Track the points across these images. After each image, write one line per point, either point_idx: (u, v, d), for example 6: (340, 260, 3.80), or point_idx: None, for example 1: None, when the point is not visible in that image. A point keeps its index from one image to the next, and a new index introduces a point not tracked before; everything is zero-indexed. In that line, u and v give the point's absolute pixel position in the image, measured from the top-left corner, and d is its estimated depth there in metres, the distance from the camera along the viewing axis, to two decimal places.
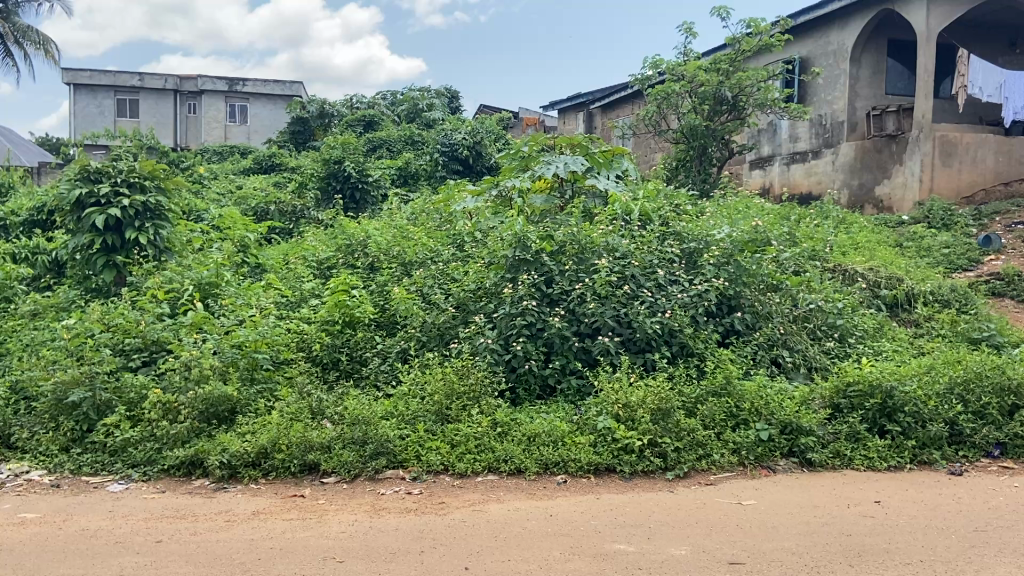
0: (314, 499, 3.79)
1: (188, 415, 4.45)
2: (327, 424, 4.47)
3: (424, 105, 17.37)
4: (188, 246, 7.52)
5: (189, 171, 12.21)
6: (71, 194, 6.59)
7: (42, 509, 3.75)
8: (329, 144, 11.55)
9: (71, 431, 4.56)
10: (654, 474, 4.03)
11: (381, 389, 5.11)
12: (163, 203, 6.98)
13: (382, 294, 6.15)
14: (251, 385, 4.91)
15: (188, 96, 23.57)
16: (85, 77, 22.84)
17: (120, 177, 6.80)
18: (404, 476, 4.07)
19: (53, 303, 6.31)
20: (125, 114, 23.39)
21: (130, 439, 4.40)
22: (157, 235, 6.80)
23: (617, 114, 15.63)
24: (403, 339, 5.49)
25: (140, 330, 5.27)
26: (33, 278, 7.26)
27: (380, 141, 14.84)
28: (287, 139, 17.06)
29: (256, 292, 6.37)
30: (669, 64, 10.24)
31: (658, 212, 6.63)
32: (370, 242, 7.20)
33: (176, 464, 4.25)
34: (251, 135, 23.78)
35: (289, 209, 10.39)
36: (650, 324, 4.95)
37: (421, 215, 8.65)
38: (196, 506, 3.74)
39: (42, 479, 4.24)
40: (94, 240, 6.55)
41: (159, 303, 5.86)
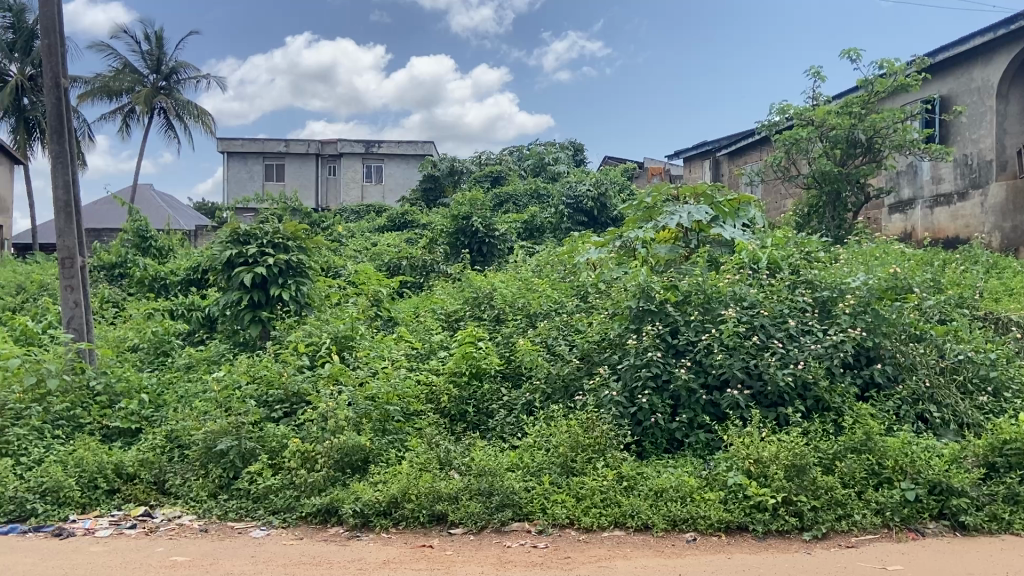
0: (442, 550, 3.85)
1: (324, 464, 4.67)
2: (454, 475, 4.56)
3: (549, 159, 17.71)
4: (326, 301, 7.96)
5: (328, 230, 12.95)
6: (223, 254, 7.21)
7: (191, 552, 4.02)
8: (458, 199, 11.91)
9: (219, 478, 4.87)
10: (790, 534, 3.83)
11: (507, 441, 5.15)
12: (304, 261, 7.47)
13: (507, 346, 6.24)
14: (383, 435, 5.10)
15: (329, 159, 25.16)
16: (237, 146, 24.75)
17: (266, 238, 7.37)
18: (531, 530, 4.07)
19: (205, 357, 6.88)
20: (272, 177, 25.15)
21: (272, 486, 4.65)
22: (299, 291, 7.26)
23: (745, 160, 15.34)
24: (529, 391, 5.55)
25: (283, 381, 5.63)
26: (188, 334, 7.87)
27: (506, 196, 15.22)
28: (419, 197, 17.82)
29: (388, 345, 6.64)
30: (795, 110, 10.03)
31: (787, 260, 6.42)
32: (496, 295, 7.35)
33: (313, 512, 4.44)
34: (385, 194, 25.02)
35: (419, 263, 10.75)
36: (782, 376, 4.75)
37: (546, 266, 8.73)
38: (330, 554, 3.88)
39: (192, 524, 4.53)
40: (243, 297, 7.05)
41: (300, 355, 6.21)
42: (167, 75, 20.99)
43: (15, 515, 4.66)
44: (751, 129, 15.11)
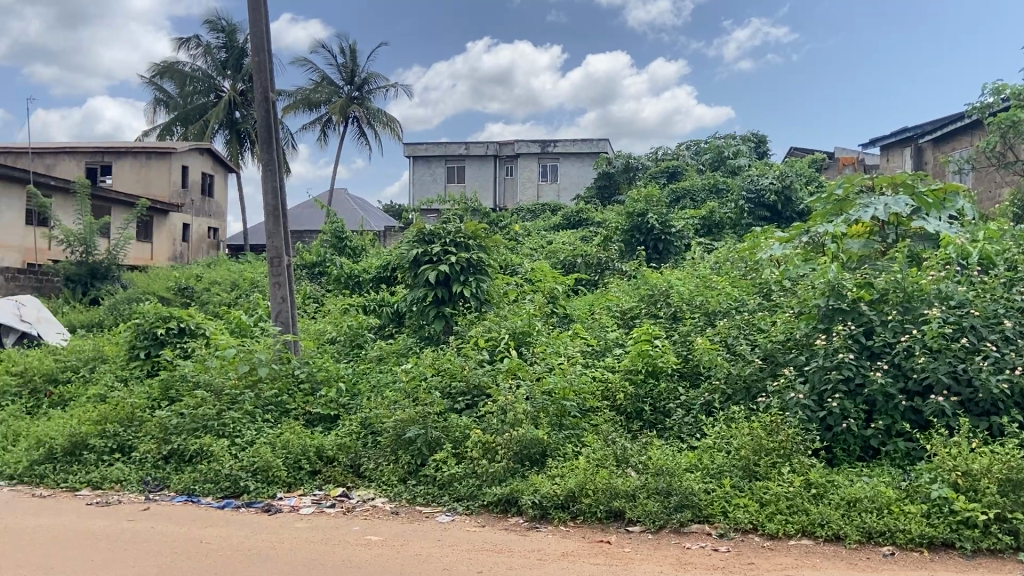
0: (621, 547, 3.86)
1: (504, 455, 4.84)
2: (632, 472, 4.55)
3: (730, 153, 17.13)
4: (505, 298, 8.17)
5: (506, 229, 13.30)
6: (410, 254, 7.66)
7: (383, 532, 4.32)
8: (634, 196, 11.83)
9: (408, 464, 5.18)
10: (1004, 554, 3.48)
11: (686, 442, 5.06)
12: (483, 259, 7.74)
13: (685, 344, 6.13)
14: (560, 430, 5.19)
15: (506, 160, 25.85)
16: (421, 150, 26.08)
17: (449, 238, 7.73)
18: (711, 532, 3.97)
19: (394, 350, 7.39)
20: (454, 179, 26.17)
21: (455, 475, 4.89)
22: (478, 288, 7.53)
23: (951, 147, 14.04)
24: (708, 391, 5.42)
25: (465, 374, 5.92)
26: (378, 328, 8.40)
27: (684, 191, 14.93)
28: (594, 195, 17.86)
29: (564, 342, 6.72)
30: (1013, 89, 9.06)
31: (1003, 255, 5.82)
32: (673, 293, 7.22)
33: (494, 501, 4.60)
34: (560, 192, 25.22)
35: (595, 261, 10.77)
36: (995, 384, 4.31)
37: (727, 264, 8.47)
38: (510, 542, 4.01)
39: (384, 506, 4.85)
40: (427, 294, 7.43)
41: (480, 351, 6.46)
42: (359, 85, 22.47)
43: (230, 490, 5.40)
44: (959, 112, 13.80)
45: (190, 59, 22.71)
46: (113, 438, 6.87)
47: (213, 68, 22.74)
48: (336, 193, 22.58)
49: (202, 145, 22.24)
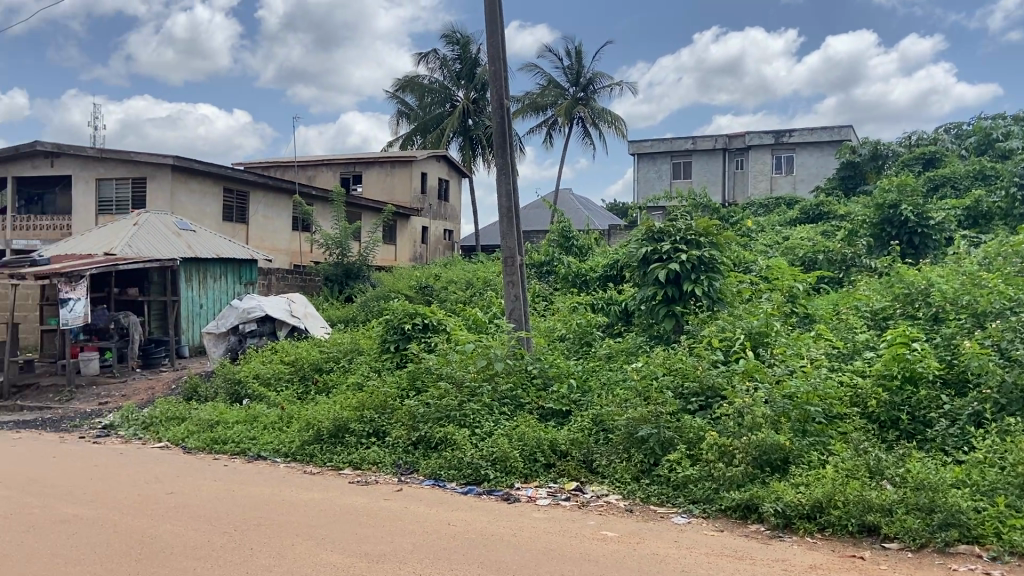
0: (875, 563, 3.60)
1: (742, 460, 4.70)
2: (887, 486, 4.22)
3: (1000, 134, 15.27)
4: (739, 297, 7.90)
5: (739, 225, 12.87)
6: (639, 253, 7.73)
7: (619, 529, 4.45)
8: (884, 186, 10.95)
9: (641, 462, 5.23)
10: None
11: (951, 456, 4.59)
12: (716, 257, 7.56)
13: (948, 349, 5.60)
14: (803, 437, 4.93)
15: (736, 152, 24.98)
16: (647, 147, 25.91)
17: (679, 235, 7.66)
18: (981, 555, 3.60)
19: (624, 349, 7.77)
20: (680, 175, 25.75)
21: (690, 476, 4.82)
22: (711, 286, 7.36)
23: None
24: (977, 400, 4.87)
25: (698, 374, 5.90)
26: (607, 326, 8.54)
27: (943, 179, 13.56)
28: (836, 186, 16.75)
29: (807, 344, 6.37)
30: None
31: None
32: (934, 292, 6.62)
33: (733, 507, 4.47)
34: (797, 184, 24.09)
35: (839, 257, 10.21)
36: None
37: (999, 259, 7.59)
38: (752, 550, 3.88)
39: (618, 503, 4.96)
40: (658, 292, 7.44)
41: (714, 351, 6.35)
42: (585, 85, 22.82)
43: (471, 477, 6.13)
44: None
45: (428, 72, 24.41)
46: (369, 423, 7.65)
47: (448, 79, 24.30)
48: (563, 195, 23.22)
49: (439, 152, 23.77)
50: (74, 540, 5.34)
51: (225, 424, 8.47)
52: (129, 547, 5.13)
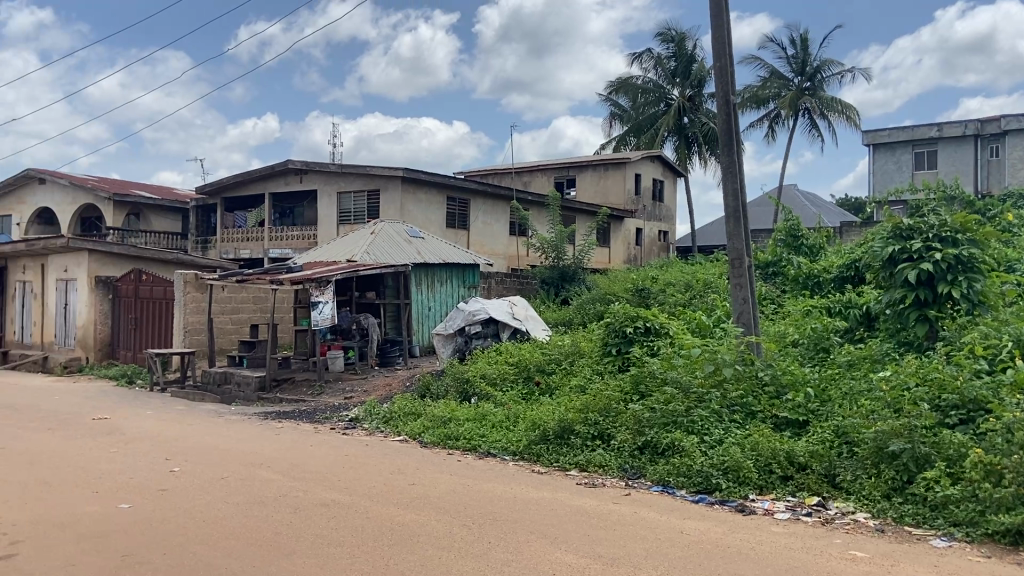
0: None
1: (1015, 481, 4.45)
2: None
3: None
4: (1004, 299, 7.24)
5: (997, 220, 11.70)
6: (884, 252, 7.32)
7: (870, 550, 4.38)
8: None
9: (892, 480, 5.09)
10: None
11: None
12: (976, 255, 7.05)
13: None
14: None
15: (991, 139, 23.55)
16: (884, 137, 25.13)
17: (931, 232, 7.21)
18: None
19: (868, 356, 7.28)
20: (923, 165, 24.61)
21: (950, 497, 4.68)
22: (970, 288, 6.91)
23: None
24: None
25: (957, 387, 5.55)
26: (847, 331, 8.33)
27: None
28: None
29: None
30: None
31: None
32: None
33: (1003, 531, 4.29)
34: None
35: None
36: None
37: None
38: None
39: (868, 522, 4.87)
40: (907, 295, 7.11)
41: (977, 359, 5.98)
42: (811, 74, 22.19)
43: (703, 485, 6.03)
44: None
45: (643, 72, 24.48)
46: (594, 426, 7.74)
47: (663, 79, 24.25)
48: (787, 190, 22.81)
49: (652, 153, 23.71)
50: (334, 523, 5.87)
51: (457, 421, 8.93)
52: (379, 533, 5.56)
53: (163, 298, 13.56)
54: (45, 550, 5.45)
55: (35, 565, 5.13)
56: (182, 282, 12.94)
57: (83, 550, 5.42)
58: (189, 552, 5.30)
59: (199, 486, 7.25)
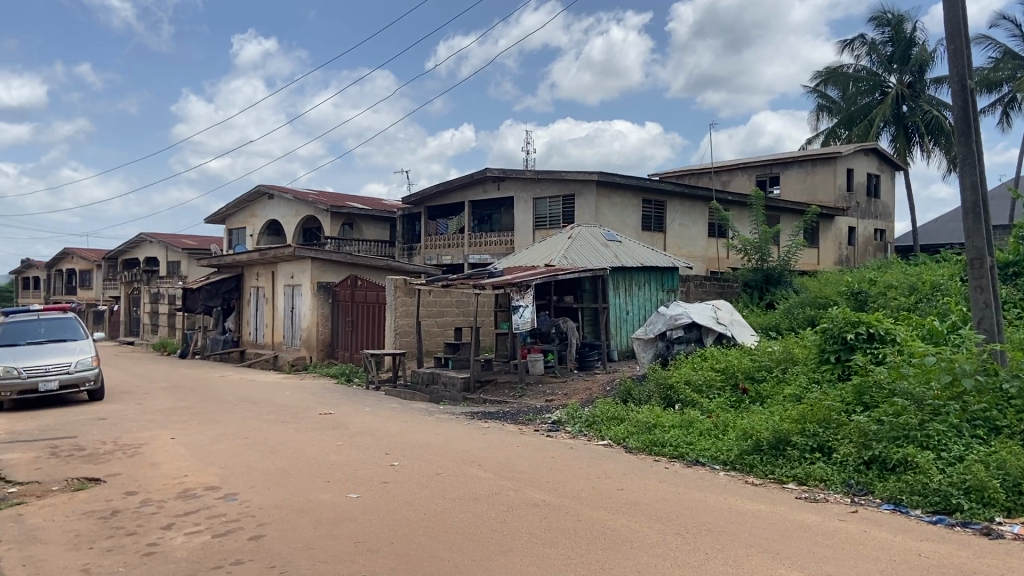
0: None
1: None
2: None
3: None
4: None
5: None
6: None
7: None
8: None
9: None
10: None
11: None
12: None
13: None
14: None
15: None
16: None
17: None
18: None
19: None
20: None
21: None
22: None
23: None
24: None
25: None
26: None
27: None
28: None
29: None
30: None
31: None
32: None
33: None
34: None
35: None
36: None
37: None
38: None
39: None
40: None
41: None
42: None
43: (942, 506, 5.55)
44: None
45: (855, 59, 23.56)
46: (813, 438, 7.32)
47: (878, 65, 23.10)
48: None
49: (866, 146, 22.85)
50: (546, 523, 5.95)
51: (663, 427, 8.79)
52: (591, 536, 5.58)
53: (376, 303, 14.54)
54: (288, 532, 5.98)
55: (281, 546, 5.65)
56: (393, 287, 13.76)
57: (320, 535, 5.89)
58: (412, 543, 5.61)
59: (418, 480, 7.66)
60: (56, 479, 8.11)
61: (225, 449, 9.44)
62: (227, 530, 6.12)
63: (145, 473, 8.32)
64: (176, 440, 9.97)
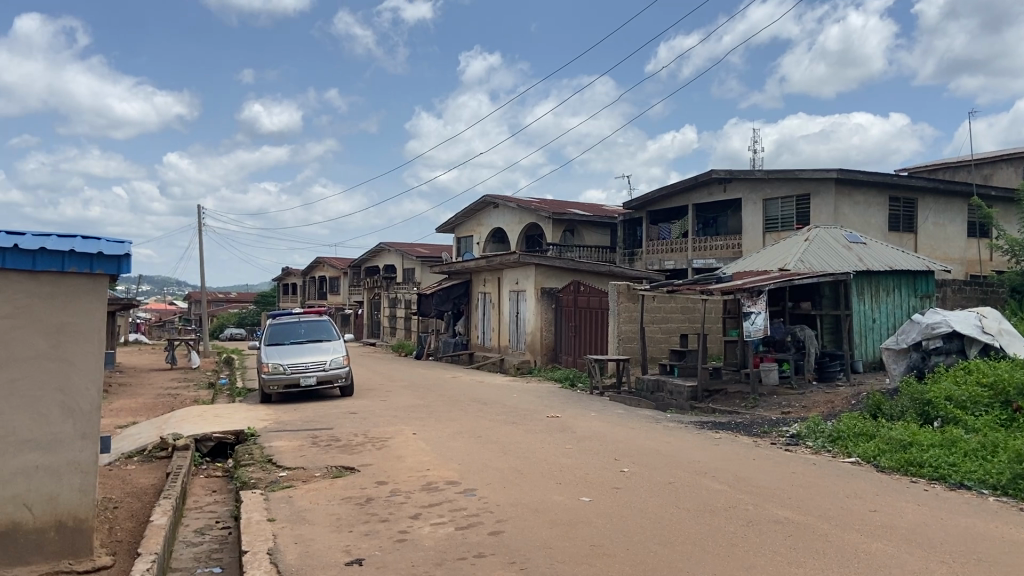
0: None
1: None
2: None
3: None
4: None
5: None
6: None
7: None
8: None
9: None
10: None
11: None
12: None
13: None
14: None
15: None
16: None
17: None
18: None
19: None
20: None
21: None
22: None
23: None
24: None
25: None
26: None
27: None
28: None
29: None
30: None
31: None
32: None
33: None
34: None
35: None
36: None
37: None
38: None
39: None
40: None
41: None
42: None
43: None
44: None
45: None
46: None
47: None
48: None
49: None
50: (791, 542, 5.60)
51: (920, 446, 7.99)
52: (845, 560, 5.15)
53: (599, 308, 14.63)
54: (526, 530, 6.11)
55: (521, 543, 5.79)
56: (615, 292, 13.72)
57: (556, 535, 5.95)
58: (649, 551, 5.50)
59: (650, 488, 7.51)
60: (317, 466, 8.96)
61: (462, 447, 9.89)
62: (468, 524, 6.38)
63: (393, 465, 8.94)
64: (417, 436, 10.63)
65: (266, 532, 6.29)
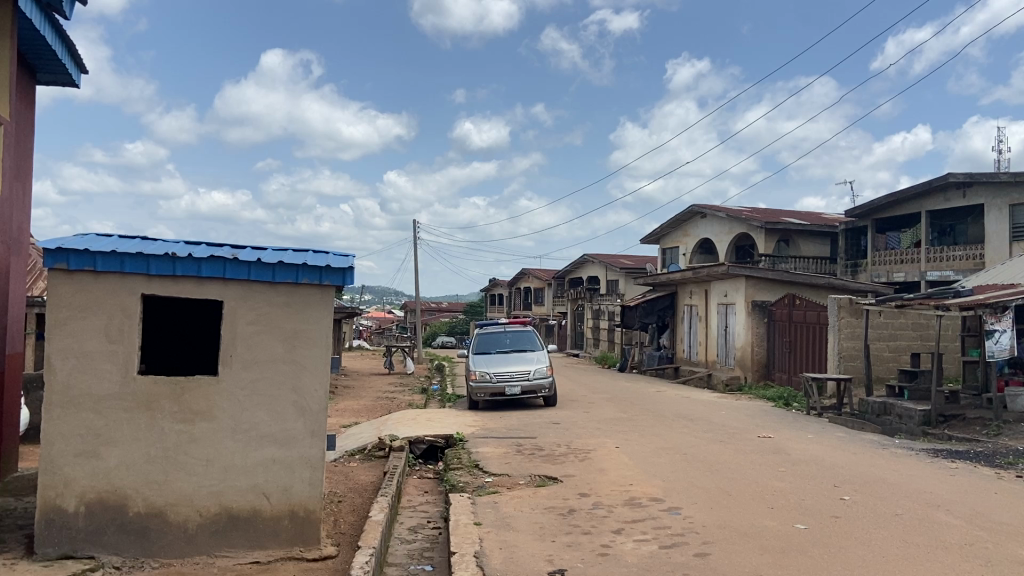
0: None
1: None
2: None
3: None
4: None
5: None
6: None
7: None
8: None
9: None
10: None
11: None
12: None
13: None
14: None
15: None
16: None
17: None
18: None
19: None
20: None
21: None
22: None
23: None
24: None
25: None
26: None
27: None
28: None
29: None
30: None
31: None
32: None
33: None
34: None
35: None
36: None
37: None
38: None
39: None
40: None
41: None
42: None
43: None
44: None
45: None
46: None
47: None
48: None
49: None
50: None
51: None
52: None
53: (817, 323, 13.65)
54: (734, 554, 5.74)
55: (729, 567, 5.43)
56: (836, 306, 12.79)
57: (767, 562, 5.53)
58: None
59: (874, 519, 6.79)
60: (522, 474, 9.05)
61: (666, 463, 9.56)
62: (673, 543, 6.11)
63: (596, 477, 8.83)
64: (620, 449, 10.43)
65: (473, 535, 6.42)
